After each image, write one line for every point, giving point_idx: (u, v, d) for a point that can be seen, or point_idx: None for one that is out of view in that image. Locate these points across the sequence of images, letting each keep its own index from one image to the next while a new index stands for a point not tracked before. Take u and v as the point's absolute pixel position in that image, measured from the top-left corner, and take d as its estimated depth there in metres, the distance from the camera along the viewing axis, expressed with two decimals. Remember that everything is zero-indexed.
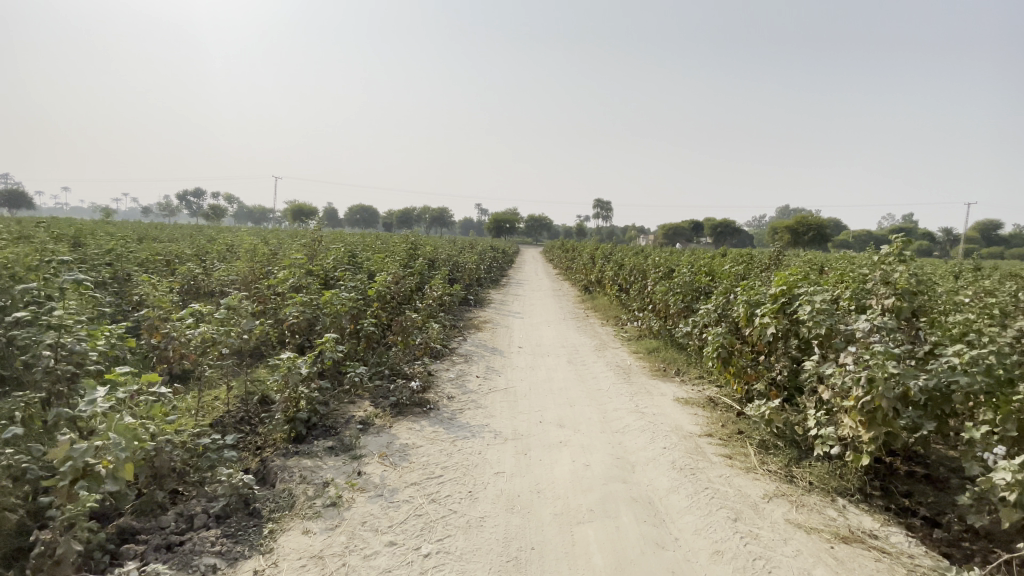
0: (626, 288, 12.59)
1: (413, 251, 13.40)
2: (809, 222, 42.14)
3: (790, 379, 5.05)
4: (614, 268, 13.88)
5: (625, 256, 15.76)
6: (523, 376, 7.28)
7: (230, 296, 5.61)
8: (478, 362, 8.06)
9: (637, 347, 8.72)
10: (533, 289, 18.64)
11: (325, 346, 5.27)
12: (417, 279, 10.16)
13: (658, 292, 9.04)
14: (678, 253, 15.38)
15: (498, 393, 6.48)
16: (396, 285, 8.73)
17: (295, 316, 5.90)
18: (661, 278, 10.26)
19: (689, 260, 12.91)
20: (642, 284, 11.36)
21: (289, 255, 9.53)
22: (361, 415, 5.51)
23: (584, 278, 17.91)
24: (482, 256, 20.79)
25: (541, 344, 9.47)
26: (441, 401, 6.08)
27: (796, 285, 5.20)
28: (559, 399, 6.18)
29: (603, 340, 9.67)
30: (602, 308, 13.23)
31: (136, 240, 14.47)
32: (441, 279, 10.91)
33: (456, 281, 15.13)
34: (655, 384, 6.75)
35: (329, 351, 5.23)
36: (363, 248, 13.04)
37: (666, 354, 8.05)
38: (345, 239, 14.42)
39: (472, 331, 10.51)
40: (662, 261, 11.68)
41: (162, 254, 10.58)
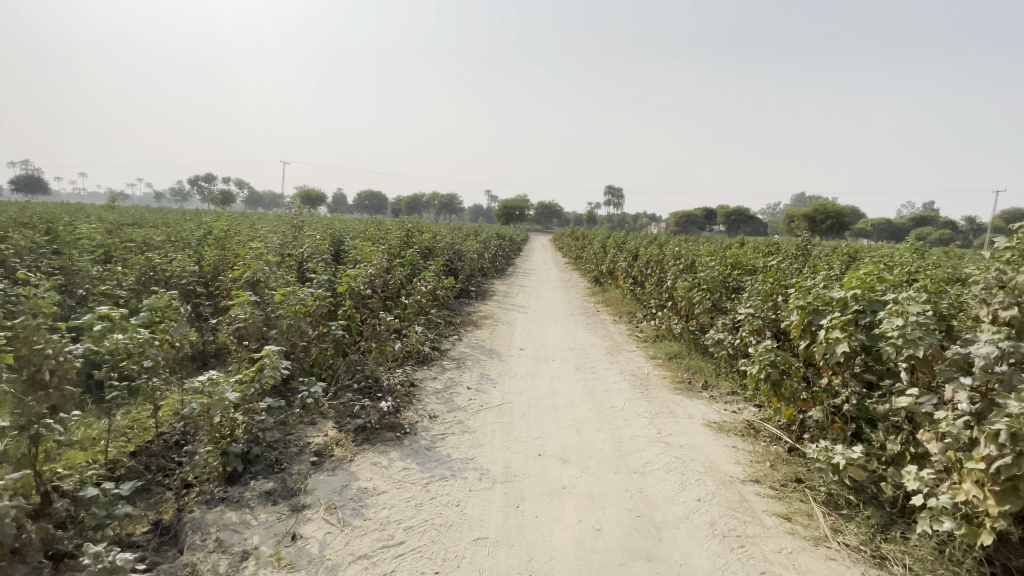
0: (641, 281, 11.38)
1: (407, 239, 12.28)
2: (830, 209, 40.24)
3: (861, 409, 3.99)
4: (628, 258, 12.63)
5: (639, 245, 14.54)
6: (522, 388, 6.19)
7: (160, 294, 4.58)
8: (471, 368, 6.99)
9: (654, 352, 7.57)
10: (540, 281, 17.45)
11: (266, 362, 4.09)
12: (407, 270, 9.06)
13: (679, 288, 7.88)
14: (698, 243, 14.15)
15: (490, 411, 5.44)
16: (379, 279, 7.65)
17: (240, 317, 4.85)
18: (681, 272, 9.04)
19: (712, 251, 11.68)
20: (659, 277, 10.14)
21: (263, 243, 8.48)
22: (318, 444, 4.52)
23: (594, 269, 16.77)
24: (487, 244, 19.63)
25: (545, 345, 8.36)
26: (420, 423, 5.05)
27: (874, 290, 4.11)
28: (564, 421, 5.12)
29: (615, 341, 8.52)
30: (614, 302, 12.03)
31: (119, 225, 13.63)
32: (435, 270, 9.84)
33: (456, 271, 14.08)
34: (678, 402, 5.62)
35: (270, 369, 4.04)
36: (353, 236, 11.97)
37: (689, 362, 6.89)
38: (336, 226, 13.41)
39: (468, 329, 9.42)
40: (683, 251, 10.47)
41: (130, 241, 9.63)
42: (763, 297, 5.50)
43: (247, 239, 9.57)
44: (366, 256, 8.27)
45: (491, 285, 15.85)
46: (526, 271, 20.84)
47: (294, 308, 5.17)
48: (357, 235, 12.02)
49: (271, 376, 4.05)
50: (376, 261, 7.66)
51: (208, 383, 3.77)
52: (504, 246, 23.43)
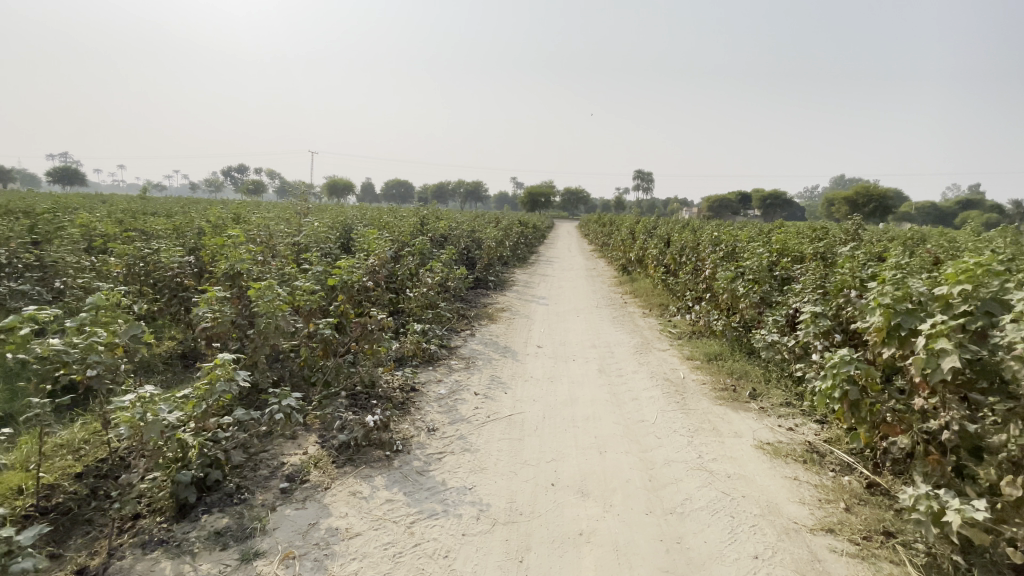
0: (674, 271, 10.37)
1: (421, 227, 11.59)
2: (876, 191, 37.71)
3: (971, 441, 3.03)
4: (659, 245, 11.61)
5: (671, 231, 13.48)
6: (537, 394, 5.43)
7: (101, 292, 4.03)
8: (481, 369, 6.25)
9: (690, 353, 6.66)
10: (563, 270, 16.54)
11: (217, 375, 3.47)
12: (416, 261, 8.35)
13: (720, 279, 6.91)
14: (737, 229, 13.00)
15: (499, 423, 4.68)
16: (379, 271, 6.95)
17: (207, 316, 4.22)
18: (720, 262, 8.05)
19: (754, 237, 10.57)
20: (694, 267, 9.14)
21: (261, 232, 7.90)
22: (292, 467, 3.86)
23: (622, 257, 15.80)
24: (508, 232, 18.81)
25: (566, 342, 7.55)
26: (416, 438, 4.33)
27: (988, 283, 3.10)
28: (584, 438, 4.33)
29: (644, 339, 7.64)
30: (644, 293, 11.05)
31: (135, 216, 13.53)
32: (448, 259, 9.11)
33: (475, 261, 13.36)
34: (721, 417, 4.74)
35: (222, 383, 3.43)
36: (364, 224, 11.35)
37: (732, 366, 5.95)
38: (350, 214, 12.85)
39: (483, 324, 8.67)
40: (722, 237, 9.43)
41: (133, 231, 9.27)
42: (835, 292, 4.55)
43: (248, 224, 8.99)
44: (369, 245, 7.58)
45: (512, 275, 15.06)
46: (549, 259, 19.96)
47: (270, 305, 4.49)
48: (368, 223, 11.39)
49: (225, 391, 3.42)
50: (378, 251, 6.96)
51: (136, 404, 3.17)
52: (527, 234, 22.57)
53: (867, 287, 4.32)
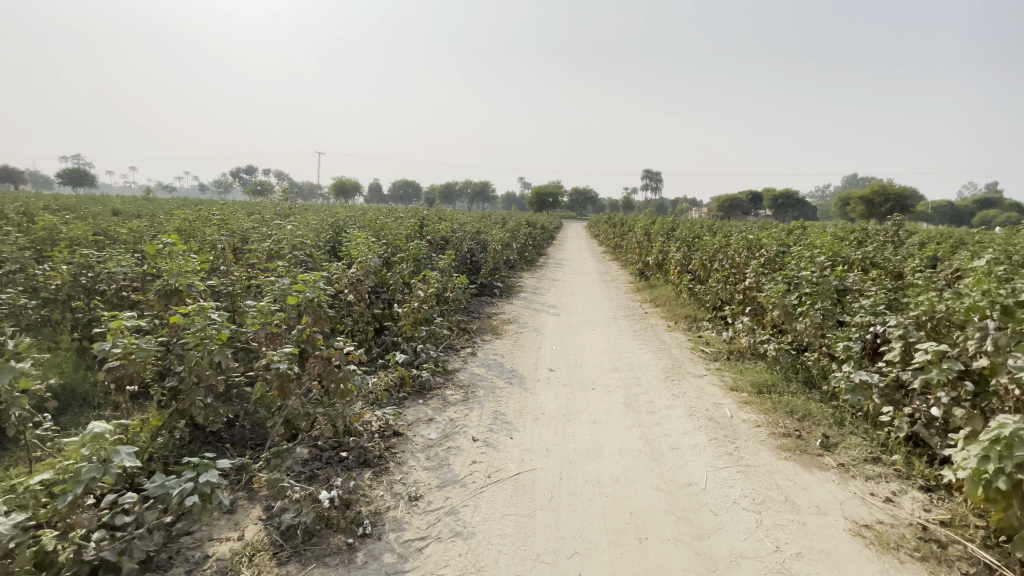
0: (701, 279, 9.20)
1: (419, 228, 10.52)
2: (898, 190, 36.09)
3: None
4: (683, 249, 10.45)
5: (692, 232, 12.32)
6: (552, 438, 4.35)
7: None
8: (482, 402, 5.16)
9: (733, 383, 5.53)
10: (574, 274, 15.41)
11: (89, 452, 2.33)
12: (410, 268, 7.28)
13: (769, 292, 5.78)
14: (766, 230, 11.81)
15: (503, 486, 3.60)
16: (363, 282, 5.88)
17: (115, 352, 3.18)
18: (763, 273, 6.89)
19: (791, 240, 9.41)
20: (729, 275, 7.97)
21: (232, 236, 6.89)
22: (218, 563, 2.79)
23: (637, 260, 14.65)
24: (515, 233, 17.68)
25: (583, 365, 6.44)
26: (392, 513, 3.27)
27: None
28: (615, 514, 3.25)
29: (674, 362, 6.53)
30: (667, 303, 9.88)
31: (117, 217, 12.64)
32: (447, 266, 8.06)
33: (479, 265, 12.30)
34: (792, 481, 3.64)
35: (90, 469, 2.27)
36: (357, 225, 10.31)
37: (791, 404, 4.83)
38: (344, 216, 11.84)
39: (486, 340, 7.61)
40: (759, 241, 8.28)
41: (97, 235, 8.30)
42: (962, 324, 3.47)
43: (224, 225, 7.99)
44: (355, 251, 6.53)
45: (519, 280, 13.95)
46: (558, 262, 18.79)
47: (200, 335, 3.49)
48: (361, 225, 10.36)
49: (95, 480, 2.27)
50: (362, 260, 5.91)
51: None
52: (535, 236, 21.41)
53: (1012, 318, 3.25)
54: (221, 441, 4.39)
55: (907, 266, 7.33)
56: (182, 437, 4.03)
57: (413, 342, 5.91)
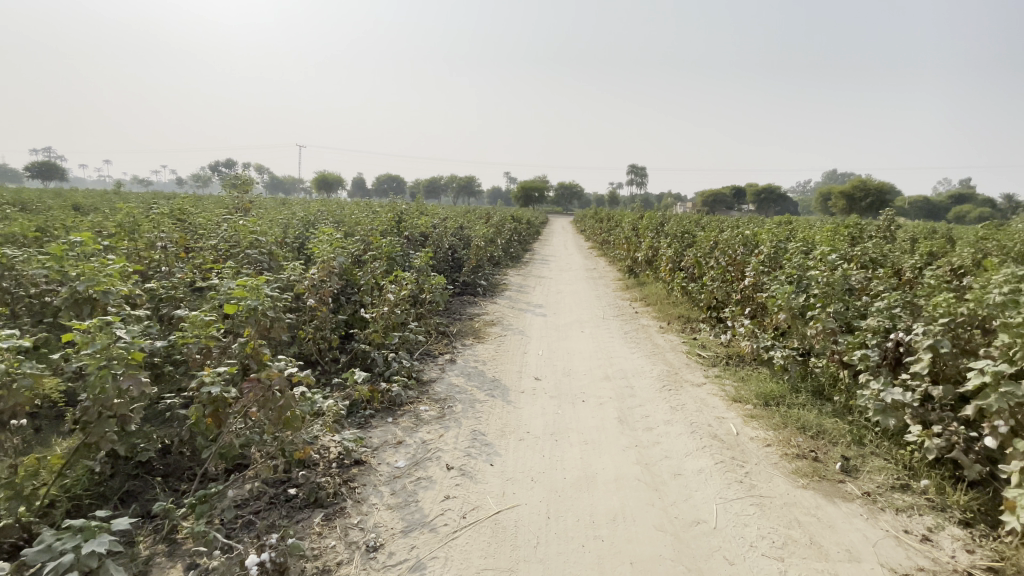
0: (694, 277, 8.73)
1: (395, 223, 9.87)
2: (880, 185, 36.27)
3: None
4: (674, 246, 9.98)
5: (683, 228, 11.87)
6: (538, 465, 3.80)
7: None
8: (459, 419, 4.59)
9: (736, 394, 5.05)
10: (560, 270, 14.89)
11: None
12: (381, 268, 6.66)
13: (775, 294, 5.27)
14: (759, 225, 11.41)
15: (479, 530, 3.04)
16: (325, 285, 5.25)
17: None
18: (763, 272, 6.43)
19: (787, 236, 8.99)
20: (724, 274, 7.51)
21: (180, 232, 6.20)
22: None
23: (626, 256, 14.18)
24: (499, 228, 17.06)
25: (571, 373, 5.90)
26: (342, 570, 2.69)
27: None
28: (613, 568, 2.71)
29: (670, 368, 6.03)
30: (658, 302, 9.40)
31: (72, 212, 11.72)
32: (425, 265, 7.45)
33: (462, 262, 11.69)
34: (814, 516, 3.15)
35: None
36: (328, 221, 9.62)
37: (803, 419, 4.36)
38: (317, 211, 11.11)
39: (467, 345, 7.04)
40: (756, 236, 7.83)
41: (36, 231, 7.50)
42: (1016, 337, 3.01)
43: (176, 220, 7.27)
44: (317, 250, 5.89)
45: (503, 277, 13.37)
46: (543, 258, 18.26)
47: (102, 356, 2.91)
48: (332, 220, 9.66)
49: None
50: (322, 259, 5.28)
51: None
52: (520, 230, 20.82)
53: None
54: (151, 474, 3.76)
55: (911, 263, 6.93)
56: (98, 473, 3.39)
57: (383, 352, 5.31)
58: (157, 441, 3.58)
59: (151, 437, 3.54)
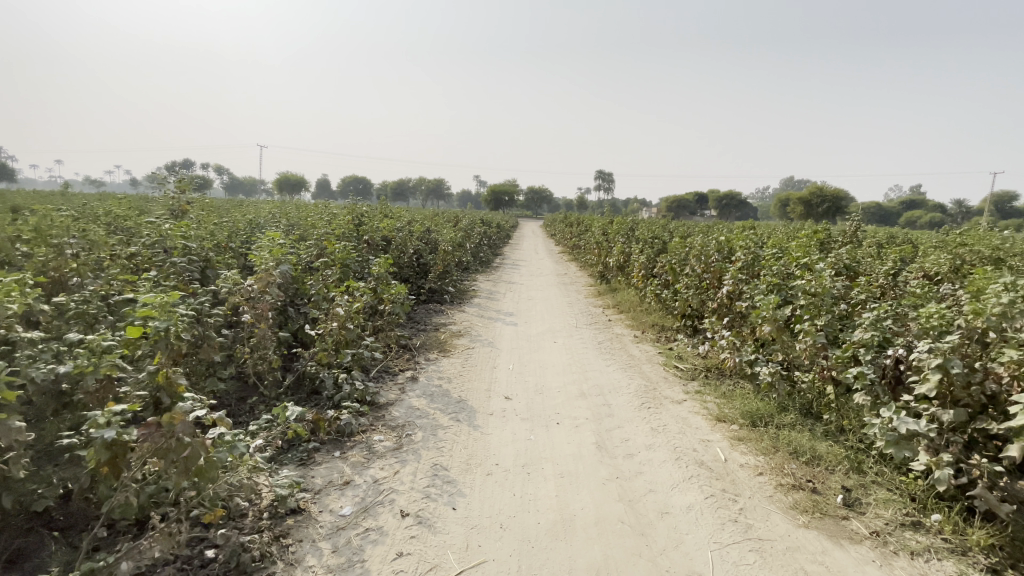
0: (668, 284, 8.44)
1: (353, 226, 9.18)
2: (836, 192, 37.56)
3: None
4: (646, 251, 9.67)
5: (655, 233, 11.64)
6: (508, 507, 3.30)
7: None
8: (419, 451, 4.06)
9: (720, 412, 4.69)
10: (529, 276, 14.44)
11: None
12: (333, 276, 6.02)
13: (760, 304, 4.95)
14: (729, 230, 11.29)
15: None
16: (264, 297, 4.61)
17: None
18: (741, 280, 6.12)
19: (761, 242, 8.82)
20: (700, 282, 7.21)
21: (98, 234, 5.40)
22: None
23: (597, 261, 13.89)
24: (466, 232, 16.48)
25: (543, 390, 5.42)
26: None
27: None
28: None
29: (648, 383, 5.63)
30: (631, 309, 9.08)
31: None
32: (384, 272, 6.86)
33: (427, 268, 11.09)
34: (822, 564, 2.77)
35: None
36: (278, 223, 8.85)
37: (795, 442, 4.02)
38: (269, 212, 10.30)
39: (430, 360, 6.48)
40: (732, 242, 7.59)
41: None
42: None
43: (98, 220, 6.41)
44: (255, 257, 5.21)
45: (471, 283, 12.80)
46: (512, 263, 17.80)
47: None
48: (283, 223, 8.89)
49: None
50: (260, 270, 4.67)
51: None
52: (489, 234, 20.31)
53: None
54: (50, 526, 3.05)
55: (887, 270, 6.80)
56: None
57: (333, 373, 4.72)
58: (56, 487, 2.89)
59: (47, 483, 2.86)
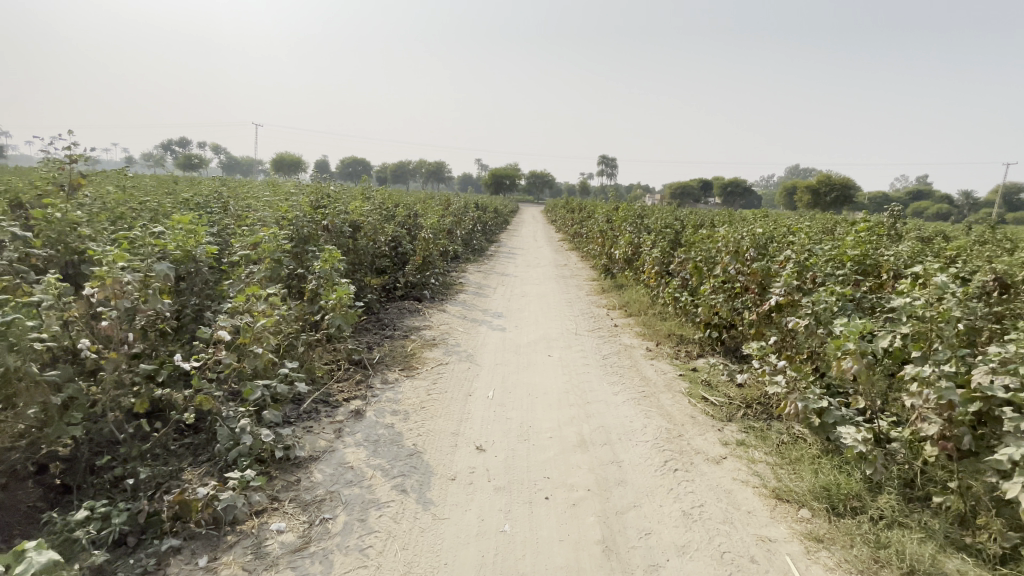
0: (688, 285, 6.99)
1: (312, 208, 7.65)
2: (847, 179, 35.87)
3: None
4: (660, 243, 8.17)
5: (668, 222, 10.15)
6: None
7: None
8: (332, 559, 2.65)
9: (778, 486, 3.30)
10: (524, 267, 12.96)
11: None
12: (258, 276, 4.56)
13: (841, 328, 3.52)
14: (755, 221, 9.80)
15: None
16: (117, 313, 3.13)
17: None
18: (796, 288, 4.65)
19: (799, 235, 7.35)
20: (732, 285, 5.75)
21: None
22: None
23: (601, 252, 12.39)
24: (458, 218, 14.91)
25: (529, 436, 4.01)
26: None
27: None
28: None
29: (670, 426, 4.22)
30: (640, 314, 7.66)
31: None
32: (334, 269, 5.40)
33: (405, 259, 9.63)
34: None
35: None
36: (221, 206, 7.32)
37: (908, 553, 2.63)
38: (218, 191, 8.75)
39: (388, 383, 5.06)
40: (771, 237, 6.12)
41: None
42: None
43: None
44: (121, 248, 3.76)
45: (459, 276, 11.29)
46: (506, 252, 16.24)
47: None
48: (227, 204, 7.37)
49: None
50: (110, 256, 3.09)
51: None
52: (483, 219, 18.66)
53: None
54: None
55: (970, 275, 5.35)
56: None
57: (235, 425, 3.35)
58: None
59: None
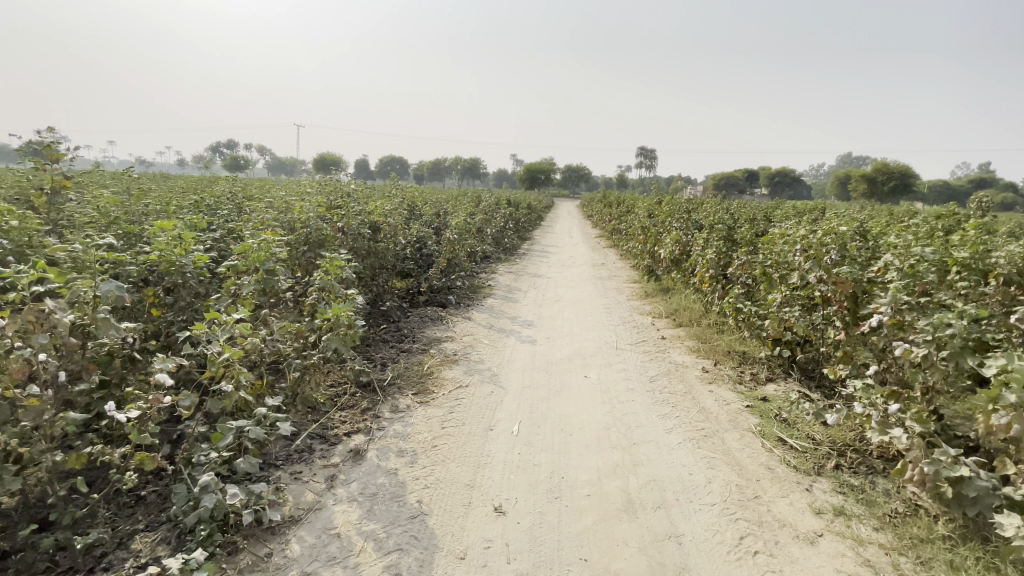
0: (750, 293, 5.99)
1: (328, 207, 7.07)
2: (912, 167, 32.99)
3: None
4: (715, 243, 7.15)
5: (722, 217, 9.05)
6: None
7: None
8: None
9: None
10: (559, 267, 12.11)
11: None
12: (247, 289, 3.94)
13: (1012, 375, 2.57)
14: (825, 216, 8.59)
15: None
16: (49, 348, 2.51)
17: None
18: (906, 305, 3.66)
19: (887, 232, 6.20)
20: (810, 296, 4.75)
21: None
22: None
23: (643, 251, 11.38)
24: (489, 216, 14.19)
25: (561, 492, 3.20)
26: None
27: None
28: None
29: (742, 482, 3.31)
30: (691, 324, 6.69)
31: None
32: (340, 277, 4.73)
33: (431, 261, 8.96)
34: None
35: None
36: (232, 209, 6.84)
37: None
38: (236, 191, 8.32)
39: (398, 411, 4.36)
40: (857, 236, 5.06)
41: None
42: None
43: None
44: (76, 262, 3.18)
45: (488, 278, 10.53)
46: (540, 250, 15.41)
47: None
48: (239, 206, 6.88)
49: None
50: (26, 278, 2.42)
51: None
52: (516, 216, 17.82)
53: None
54: None
55: None
56: None
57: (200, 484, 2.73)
58: None
59: None
